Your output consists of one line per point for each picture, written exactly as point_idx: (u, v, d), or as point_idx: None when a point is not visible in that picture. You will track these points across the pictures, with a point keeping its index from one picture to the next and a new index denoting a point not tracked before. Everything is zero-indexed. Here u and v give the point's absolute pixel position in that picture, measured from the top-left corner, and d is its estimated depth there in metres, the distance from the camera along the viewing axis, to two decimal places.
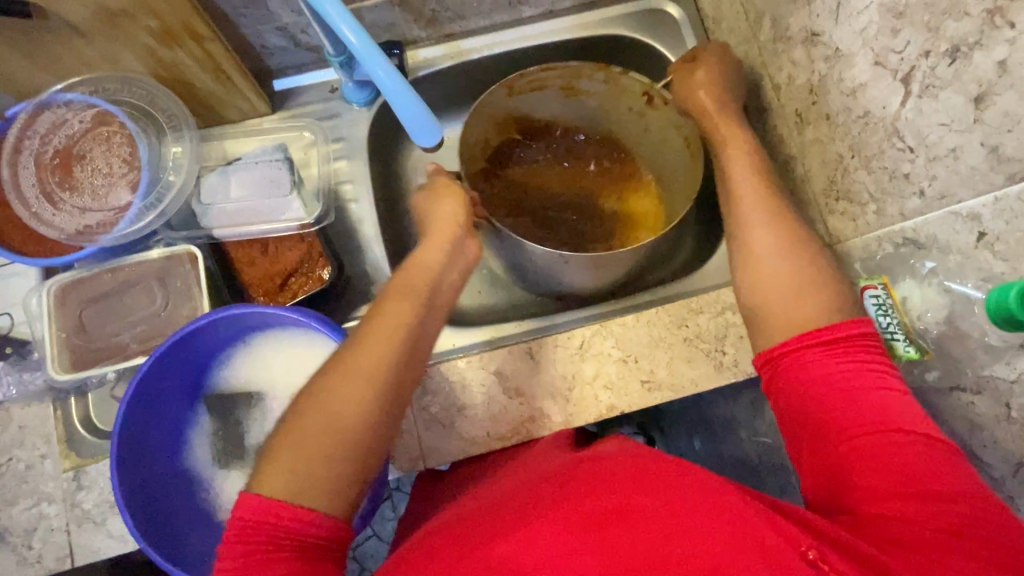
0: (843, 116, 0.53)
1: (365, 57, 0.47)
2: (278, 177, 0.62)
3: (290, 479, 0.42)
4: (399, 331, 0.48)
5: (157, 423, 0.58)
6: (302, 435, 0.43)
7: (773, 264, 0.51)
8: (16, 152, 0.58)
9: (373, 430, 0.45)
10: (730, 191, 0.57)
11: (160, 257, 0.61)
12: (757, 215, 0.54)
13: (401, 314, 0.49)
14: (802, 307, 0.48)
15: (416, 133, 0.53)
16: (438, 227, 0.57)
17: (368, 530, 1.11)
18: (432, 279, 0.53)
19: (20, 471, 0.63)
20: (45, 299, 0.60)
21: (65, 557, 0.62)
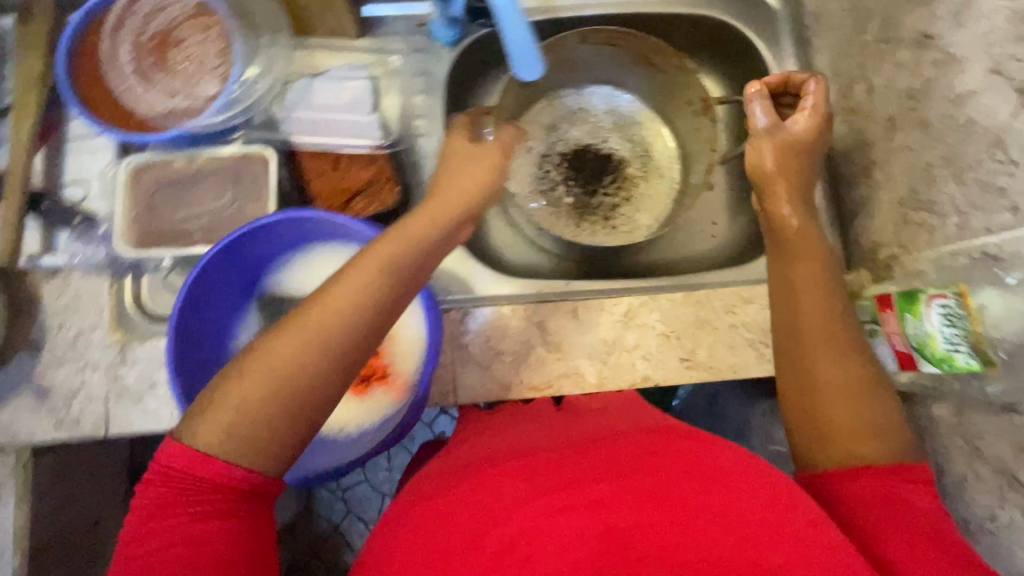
0: (941, 123, 0.52)
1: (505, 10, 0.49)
2: (360, 95, 0.64)
3: (224, 439, 0.38)
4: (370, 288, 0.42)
5: (215, 311, 0.60)
6: (245, 395, 0.38)
7: (829, 389, 0.46)
8: (118, 28, 0.59)
9: (316, 392, 0.40)
10: (783, 289, 0.52)
11: (234, 153, 0.62)
12: (828, 349, 0.47)
13: (366, 281, 0.42)
14: (857, 442, 0.45)
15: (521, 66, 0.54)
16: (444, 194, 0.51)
17: (362, 476, 1.16)
18: (421, 243, 0.46)
19: (71, 336, 0.66)
20: (121, 175, 0.61)
21: (101, 425, 0.65)
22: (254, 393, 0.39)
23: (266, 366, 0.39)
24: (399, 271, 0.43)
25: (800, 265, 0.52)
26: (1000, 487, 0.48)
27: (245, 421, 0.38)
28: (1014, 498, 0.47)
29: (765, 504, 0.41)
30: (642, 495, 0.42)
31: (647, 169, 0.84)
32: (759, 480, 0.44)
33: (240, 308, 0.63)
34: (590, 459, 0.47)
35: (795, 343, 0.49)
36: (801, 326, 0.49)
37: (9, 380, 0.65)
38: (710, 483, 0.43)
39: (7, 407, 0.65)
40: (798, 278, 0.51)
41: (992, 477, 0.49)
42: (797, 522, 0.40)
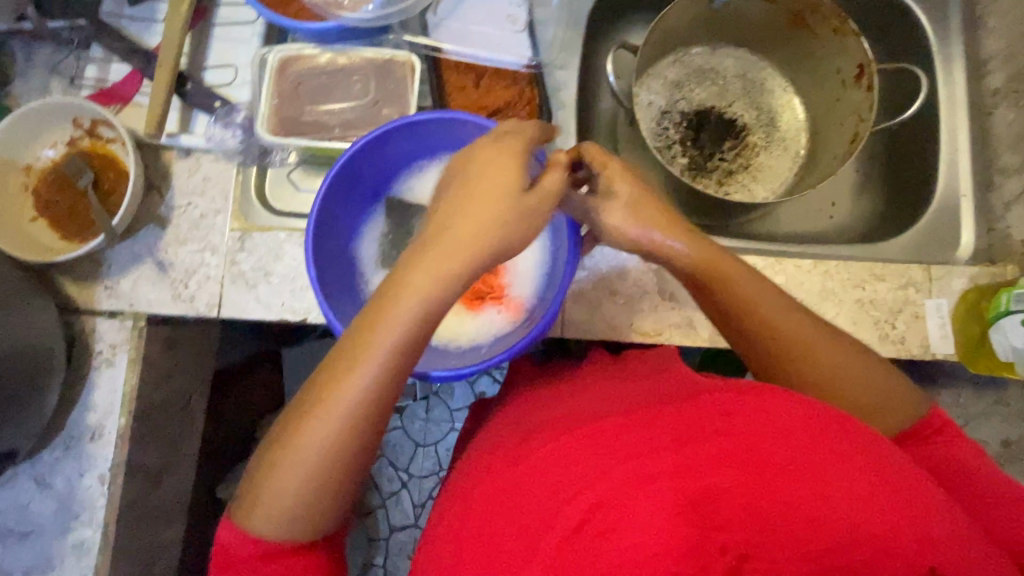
0: None
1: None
2: (514, 14, 0.63)
3: (280, 520, 0.41)
4: (397, 340, 0.40)
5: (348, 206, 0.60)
6: (293, 473, 0.40)
7: (836, 390, 0.48)
8: None
9: (356, 456, 0.41)
10: (763, 318, 0.49)
11: (383, 55, 0.62)
12: (808, 352, 0.48)
13: (388, 333, 0.40)
14: (871, 425, 0.48)
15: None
16: (459, 219, 0.43)
17: (397, 422, 1.17)
18: (443, 292, 0.41)
19: (195, 216, 0.68)
20: (271, 63, 0.62)
21: (214, 306, 0.67)
22: (282, 504, 0.41)
23: (278, 487, 0.40)
24: (418, 336, 0.41)
25: (758, 293, 0.49)
26: None
27: (288, 524, 0.41)
28: None
29: (863, 460, 0.34)
30: (711, 451, 0.35)
31: (772, 139, 0.79)
32: (859, 431, 0.36)
33: (368, 208, 0.63)
34: (645, 416, 0.39)
35: (784, 355, 0.49)
36: (774, 324, 0.49)
37: (135, 248, 0.67)
38: (793, 436, 0.35)
39: (130, 274, 0.67)
40: (762, 305, 0.49)
41: None
42: (904, 488, 0.34)
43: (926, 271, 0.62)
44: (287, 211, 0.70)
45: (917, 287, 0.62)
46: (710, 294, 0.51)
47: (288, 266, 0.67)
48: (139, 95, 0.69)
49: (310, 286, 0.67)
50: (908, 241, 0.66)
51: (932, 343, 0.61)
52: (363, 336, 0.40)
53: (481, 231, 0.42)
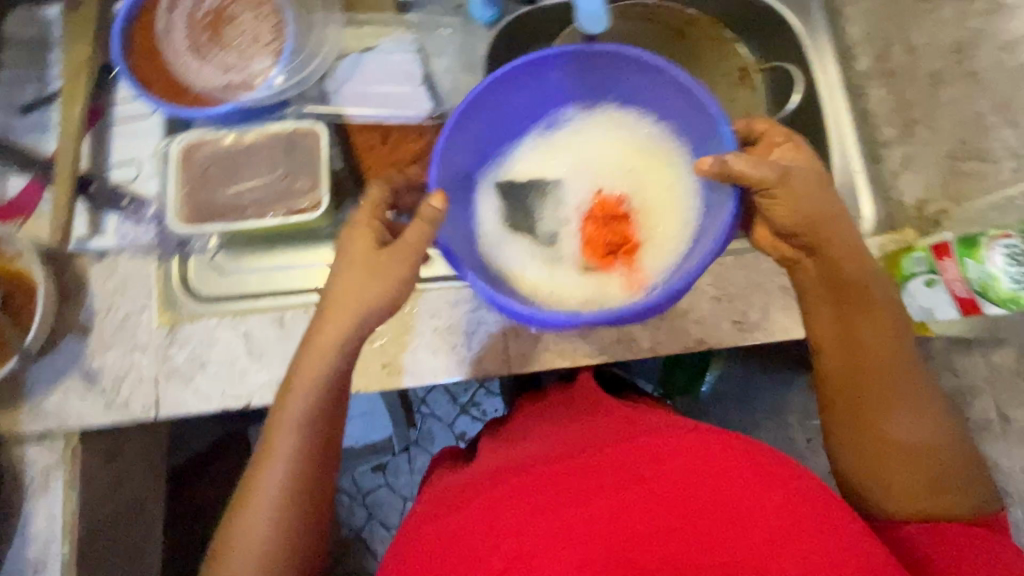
0: (992, 72, 0.54)
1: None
2: (411, 70, 0.65)
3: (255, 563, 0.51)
4: (302, 412, 0.52)
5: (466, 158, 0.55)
6: (258, 510, 0.51)
7: (908, 436, 0.51)
8: (174, 4, 0.60)
9: (289, 503, 0.52)
10: (853, 325, 0.53)
11: (286, 128, 0.63)
12: (881, 374, 0.52)
13: (296, 404, 0.52)
14: (925, 486, 0.50)
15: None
16: (339, 284, 0.51)
17: (382, 479, 1.16)
18: (331, 355, 0.51)
19: (119, 318, 0.66)
20: (174, 153, 0.62)
21: (151, 407, 0.64)
22: (247, 558, 0.51)
23: (240, 535, 0.51)
24: (319, 387, 0.52)
25: (859, 317, 0.53)
26: None
27: (252, 564, 0.51)
28: None
29: (767, 493, 0.43)
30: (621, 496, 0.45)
31: None
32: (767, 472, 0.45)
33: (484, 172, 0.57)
34: (584, 473, 0.47)
35: (863, 384, 0.52)
36: (875, 347, 0.52)
37: (58, 363, 0.64)
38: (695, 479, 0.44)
39: (56, 390, 0.64)
40: (857, 321, 0.53)
41: None
42: (810, 526, 0.42)
43: None
44: (214, 296, 0.68)
45: None
46: (799, 263, 0.55)
47: (223, 352, 0.65)
48: (41, 205, 0.67)
49: (249, 369, 0.65)
50: None
51: None
52: (280, 411, 0.53)
53: (350, 310, 0.51)
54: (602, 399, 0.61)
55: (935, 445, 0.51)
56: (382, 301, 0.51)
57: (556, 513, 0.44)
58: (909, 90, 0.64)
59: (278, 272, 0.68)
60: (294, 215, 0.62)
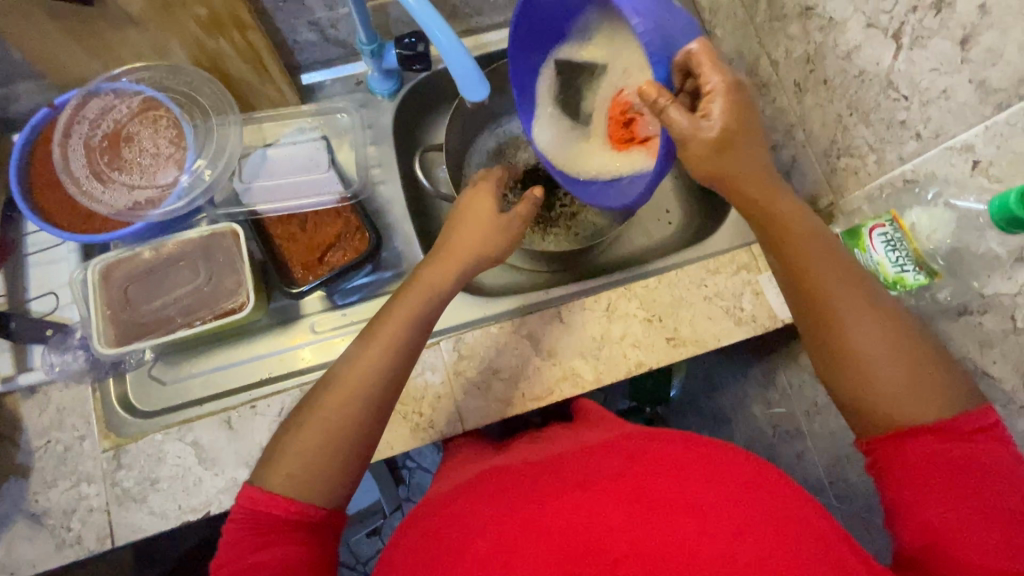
0: (840, 78, 0.59)
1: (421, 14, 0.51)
2: (317, 157, 0.66)
3: (284, 481, 0.48)
4: (398, 340, 0.54)
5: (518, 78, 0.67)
6: (299, 453, 0.49)
7: (880, 359, 0.45)
8: (67, 136, 0.61)
9: (361, 424, 0.51)
10: (786, 236, 0.51)
11: (201, 234, 0.64)
12: (832, 302, 0.48)
13: (393, 337, 0.54)
14: (909, 404, 0.44)
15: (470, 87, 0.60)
16: (461, 227, 0.61)
17: (380, 542, 1.17)
18: (436, 292, 0.57)
19: (59, 452, 0.64)
20: (90, 278, 0.61)
21: (106, 537, 0.62)
22: (314, 438, 0.49)
23: (317, 417, 0.50)
24: (413, 322, 0.55)
25: (793, 226, 0.51)
26: None
27: (305, 481, 0.48)
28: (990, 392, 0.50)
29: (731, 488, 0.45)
30: (627, 482, 0.47)
31: None
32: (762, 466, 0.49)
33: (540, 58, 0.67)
34: (577, 468, 0.51)
35: (824, 320, 0.48)
36: (812, 280, 0.49)
37: (0, 510, 0.62)
38: (696, 471, 0.47)
39: (2, 539, 0.62)
40: (795, 234, 0.51)
41: None
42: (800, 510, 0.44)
43: (749, 253, 0.70)
44: (161, 408, 0.67)
45: (748, 269, 0.69)
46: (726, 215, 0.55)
47: (172, 466, 0.64)
48: None
49: (202, 478, 0.64)
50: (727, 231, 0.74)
51: (777, 311, 0.68)
52: (381, 337, 0.54)
53: (471, 249, 0.60)
54: (612, 415, 0.65)
55: (914, 349, 0.46)
56: (495, 249, 0.61)
57: (538, 499, 0.47)
58: (779, 98, 0.70)
59: (221, 372, 0.69)
60: (224, 317, 0.62)
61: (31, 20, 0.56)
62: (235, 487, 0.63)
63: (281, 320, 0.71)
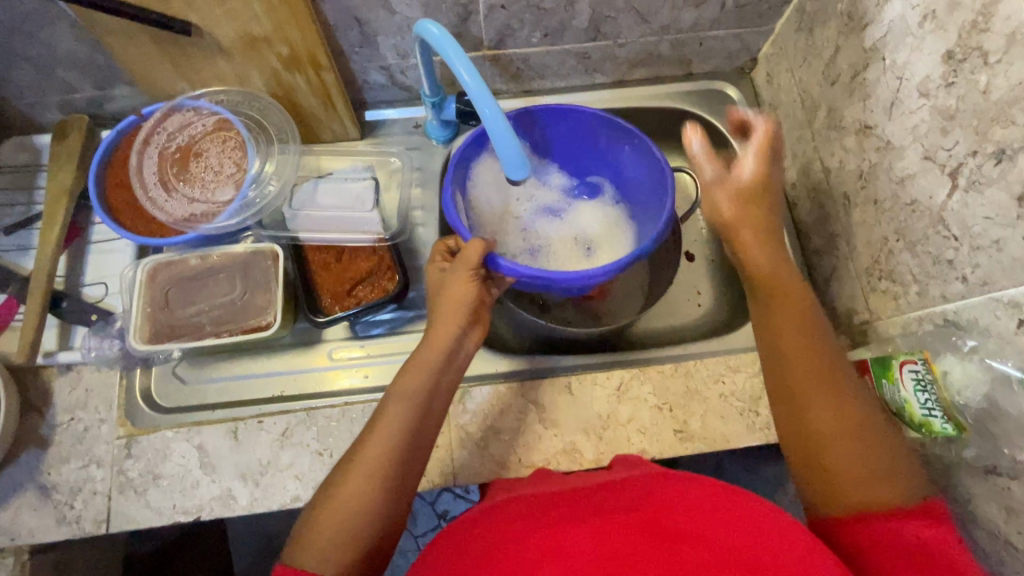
0: (891, 201, 0.58)
1: (475, 93, 0.52)
2: (363, 195, 0.69)
3: (319, 563, 0.47)
4: (391, 439, 0.53)
5: (524, 126, 0.71)
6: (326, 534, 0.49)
7: (828, 408, 0.51)
8: (146, 144, 0.67)
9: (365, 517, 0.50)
10: (780, 301, 0.56)
11: (245, 250, 0.68)
12: (803, 375, 0.52)
13: (393, 427, 0.54)
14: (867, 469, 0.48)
15: (511, 166, 0.58)
16: (444, 312, 0.59)
17: None
18: (426, 385, 0.56)
19: (79, 431, 0.68)
20: (138, 274, 0.66)
21: (101, 522, 0.65)
22: (329, 527, 0.49)
23: (336, 502, 0.50)
24: (412, 429, 0.54)
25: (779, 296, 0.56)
26: (1000, 556, 0.48)
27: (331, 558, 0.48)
28: (1013, 564, 0.47)
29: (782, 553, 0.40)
30: None
31: None
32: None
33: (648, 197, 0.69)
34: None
35: (793, 404, 0.52)
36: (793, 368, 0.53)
37: (16, 477, 0.66)
38: None
39: (12, 505, 0.65)
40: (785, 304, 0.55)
41: (991, 544, 0.49)
42: None
43: None
44: (177, 406, 0.71)
45: None
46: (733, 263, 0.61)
47: (176, 465, 0.66)
48: (15, 319, 0.71)
49: (200, 483, 0.66)
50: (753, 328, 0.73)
51: None
52: (375, 436, 0.53)
53: (448, 340, 0.58)
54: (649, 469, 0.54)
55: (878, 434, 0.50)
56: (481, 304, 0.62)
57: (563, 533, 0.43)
58: (827, 205, 0.69)
59: (239, 381, 0.72)
60: (250, 332, 0.65)
61: (135, 41, 0.62)
62: (228, 497, 0.65)
63: (303, 340, 0.73)
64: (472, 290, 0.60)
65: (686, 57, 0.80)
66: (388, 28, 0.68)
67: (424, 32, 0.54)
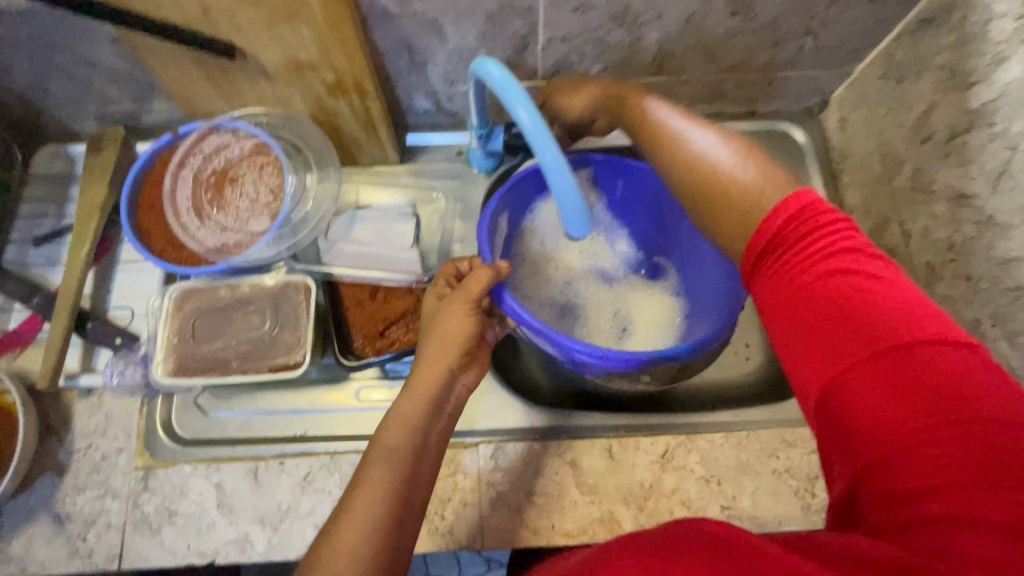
0: (988, 283, 0.52)
1: (536, 139, 0.47)
2: (402, 230, 0.67)
3: None
4: (375, 509, 0.41)
5: (602, 176, 0.71)
6: None
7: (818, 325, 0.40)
8: (181, 166, 0.64)
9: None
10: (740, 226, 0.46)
11: (275, 283, 0.65)
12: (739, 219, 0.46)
13: (375, 493, 0.42)
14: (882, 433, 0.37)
15: (571, 222, 0.53)
16: (431, 355, 0.50)
17: None
18: (415, 440, 0.46)
19: (96, 459, 0.65)
20: (166, 303, 0.63)
21: (114, 558, 0.62)
22: None
23: None
24: (401, 493, 0.43)
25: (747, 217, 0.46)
26: None
27: None
28: None
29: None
30: None
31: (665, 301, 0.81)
32: None
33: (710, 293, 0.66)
34: None
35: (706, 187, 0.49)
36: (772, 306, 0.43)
37: (30, 503, 0.64)
38: None
39: (24, 533, 0.63)
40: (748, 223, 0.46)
41: None
42: None
43: None
44: (199, 438, 0.67)
45: None
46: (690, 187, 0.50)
47: (192, 503, 0.63)
48: (38, 337, 0.69)
49: (216, 524, 0.63)
50: None
51: None
52: (355, 511, 0.41)
53: (437, 382, 0.49)
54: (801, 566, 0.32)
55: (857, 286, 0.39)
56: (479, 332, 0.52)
57: None
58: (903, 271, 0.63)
59: (262, 416, 0.68)
60: (277, 372, 0.62)
61: (177, 61, 0.59)
62: (244, 542, 0.62)
63: (329, 377, 0.70)
64: (472, 326, 0.52)
65: (752, 95, 0.74)
66: (440, 56, 0.64)
67: (480, 69, 0.49)
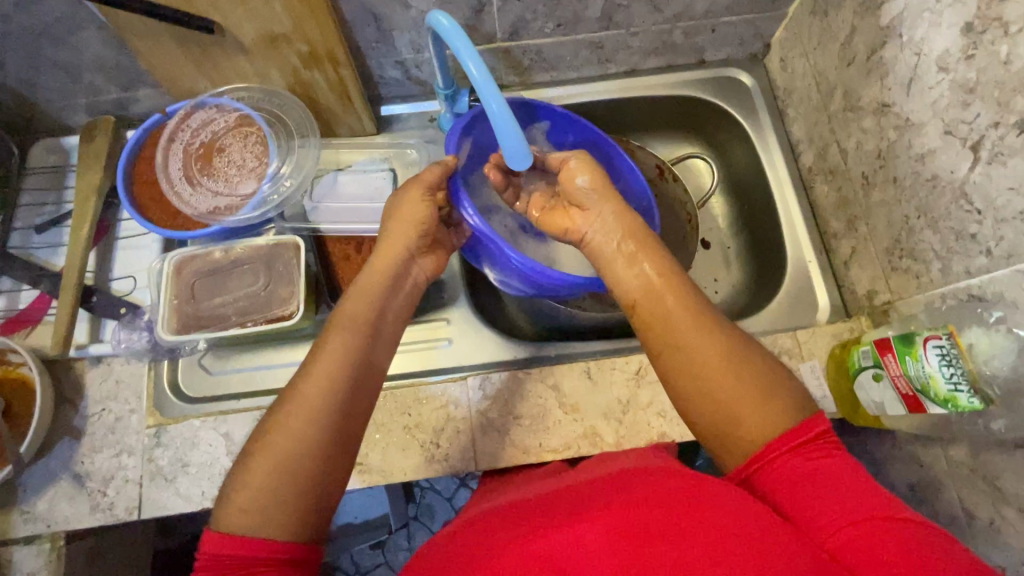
0: (911, 179, 0.57)
1: (480, 86, 0.51)
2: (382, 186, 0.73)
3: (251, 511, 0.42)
4: (337, 368, 0.48)
5: (557, 130, 0.74)
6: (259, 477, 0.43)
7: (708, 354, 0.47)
8: (171, 140, 0.69)
9: (319, 458, 0.45)
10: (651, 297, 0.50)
11: (267, 243, 0.70)
12: (687, 324, 0.48)
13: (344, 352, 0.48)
14: (766, 415, 0.45)
15: (513, 156, 0.56)
16: (388, 243, 0.57)
17: (381, 557, 1.12)
18: (373, 309, 0.53)
19: (110, 421, 0.70)
20: (165, 268, 0.68)
21: (134, 508, 0.66)
22: (258, 483, 0.43)
23: (272, 440, 0.44)
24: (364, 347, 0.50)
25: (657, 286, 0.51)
26: None
27: (264, 512, 0.42)
28: None
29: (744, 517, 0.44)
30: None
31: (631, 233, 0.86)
32: None
33: None
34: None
35: (651, 320, 0.50)
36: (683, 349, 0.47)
37: (50, 466, 0.68)
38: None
39: (48, 493, 0.67)
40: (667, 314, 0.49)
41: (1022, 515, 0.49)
42: None
43: None
44: (204, 396, 0.72)
45: None
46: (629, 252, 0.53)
47: (204, 453, 0.68)
48: (47, 314, 0.73)
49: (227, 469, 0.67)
50: (774, 311, 0.72)
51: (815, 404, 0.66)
52: (317, 371, 0.47)
53: (396, 262, 0.57)
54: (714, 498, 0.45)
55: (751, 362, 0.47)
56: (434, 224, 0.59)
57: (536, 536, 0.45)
58: (844, 186, 0.69)
59: (263, 371, 0.73)
60: (273, 323, 0.66)
61: (161, 42, 0.64)
62: None
63: None
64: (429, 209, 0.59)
65: (697, 45, 0.80)
66: (404, 23, 0.69)
67: (435, 23, 0.54)
